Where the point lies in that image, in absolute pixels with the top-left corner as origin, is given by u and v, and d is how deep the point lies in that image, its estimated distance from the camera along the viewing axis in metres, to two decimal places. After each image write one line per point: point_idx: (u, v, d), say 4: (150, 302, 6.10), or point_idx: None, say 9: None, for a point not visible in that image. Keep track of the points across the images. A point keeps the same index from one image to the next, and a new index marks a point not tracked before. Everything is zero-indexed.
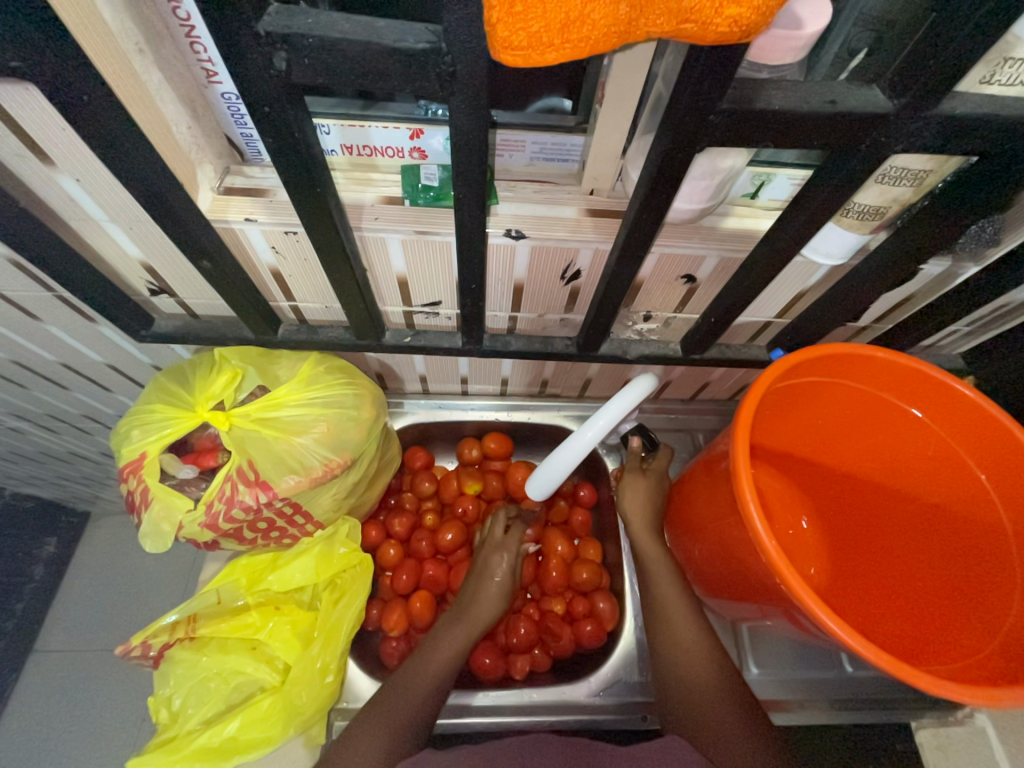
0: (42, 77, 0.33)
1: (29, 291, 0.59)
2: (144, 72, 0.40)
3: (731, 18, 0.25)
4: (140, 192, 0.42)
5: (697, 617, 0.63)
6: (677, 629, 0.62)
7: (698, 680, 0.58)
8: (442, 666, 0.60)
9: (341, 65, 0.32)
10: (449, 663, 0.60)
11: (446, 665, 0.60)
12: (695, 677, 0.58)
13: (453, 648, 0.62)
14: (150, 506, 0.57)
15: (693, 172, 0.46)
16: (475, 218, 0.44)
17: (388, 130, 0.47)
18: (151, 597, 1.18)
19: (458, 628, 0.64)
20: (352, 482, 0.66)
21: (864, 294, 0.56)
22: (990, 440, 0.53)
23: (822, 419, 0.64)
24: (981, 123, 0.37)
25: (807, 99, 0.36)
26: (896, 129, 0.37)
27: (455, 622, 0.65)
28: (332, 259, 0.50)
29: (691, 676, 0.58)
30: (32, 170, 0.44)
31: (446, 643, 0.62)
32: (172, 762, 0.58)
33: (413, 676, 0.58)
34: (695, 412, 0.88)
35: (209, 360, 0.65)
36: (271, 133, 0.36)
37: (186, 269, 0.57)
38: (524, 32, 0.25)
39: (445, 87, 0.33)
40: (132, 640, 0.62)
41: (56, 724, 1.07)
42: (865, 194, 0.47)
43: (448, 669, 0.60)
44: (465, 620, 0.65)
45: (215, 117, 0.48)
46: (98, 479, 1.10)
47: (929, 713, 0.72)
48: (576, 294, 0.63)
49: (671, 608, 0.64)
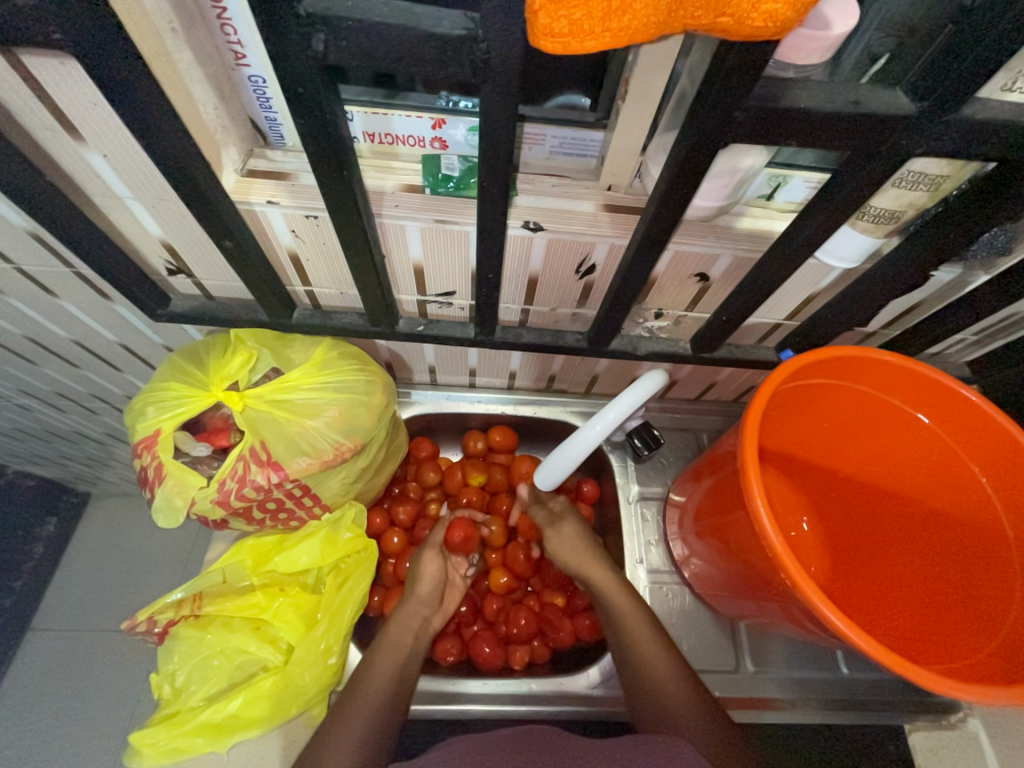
0: (83, 51, 0.34)
1: (49, 266, 0.59)
2: (176, 51, 0.40)
3: (767, 13, 0.25)
4: (170, 170, 0.43)
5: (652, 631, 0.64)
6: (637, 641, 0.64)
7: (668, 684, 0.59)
8: (386, 682, 0.59)
9: (377, 48, 0.32)
10: (392, 681, 0.59)
11: (392, 679, 0.60)
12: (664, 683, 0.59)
13: (395, 663, 0.61)
14: (163, 481, 0.57)
15: (714, 170, 0.47)
16: (497, 206, 0.45)
17: (410, 119, 0.47)
18: (150, 578, 1.18)
19: (390, 646, 0.63)
20: (360, 467, 0.67)
21: (875, 298, 0.56)
22: (995, 447, 0.54)
23: (830, 420, 0.64)
24: (1000, 129, 0.37)
25: (831, 99, 0.36)
26: (917, 132, 0.38)
27: (392, 635, 0.64)
28: (353, 243, 0.50)
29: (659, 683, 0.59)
30: (62, 145, 0.45)
31: (388, 657, 0.61)
32: (175, 735, 0.59)
33: (354, 700, 0.57)
34: (700, 412, 0.88)
35: (223, 342, 0.66)
36: (303, 114, 0.37)
37: (205, 249, 0.58)
38: (566, 19, 0.26)
39: (478, 74, 0.34)
40: (139, 615, 0.64)
41: (54, 699, 1.08)
42: (882, 198, 0.47)
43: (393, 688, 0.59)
44: (391, 639, 0.64)
45: (241, 100, 0.48)
46: (101, 459, 1.11)
47: (923, 716, 0.73)
48: (589, 289, 0.64)
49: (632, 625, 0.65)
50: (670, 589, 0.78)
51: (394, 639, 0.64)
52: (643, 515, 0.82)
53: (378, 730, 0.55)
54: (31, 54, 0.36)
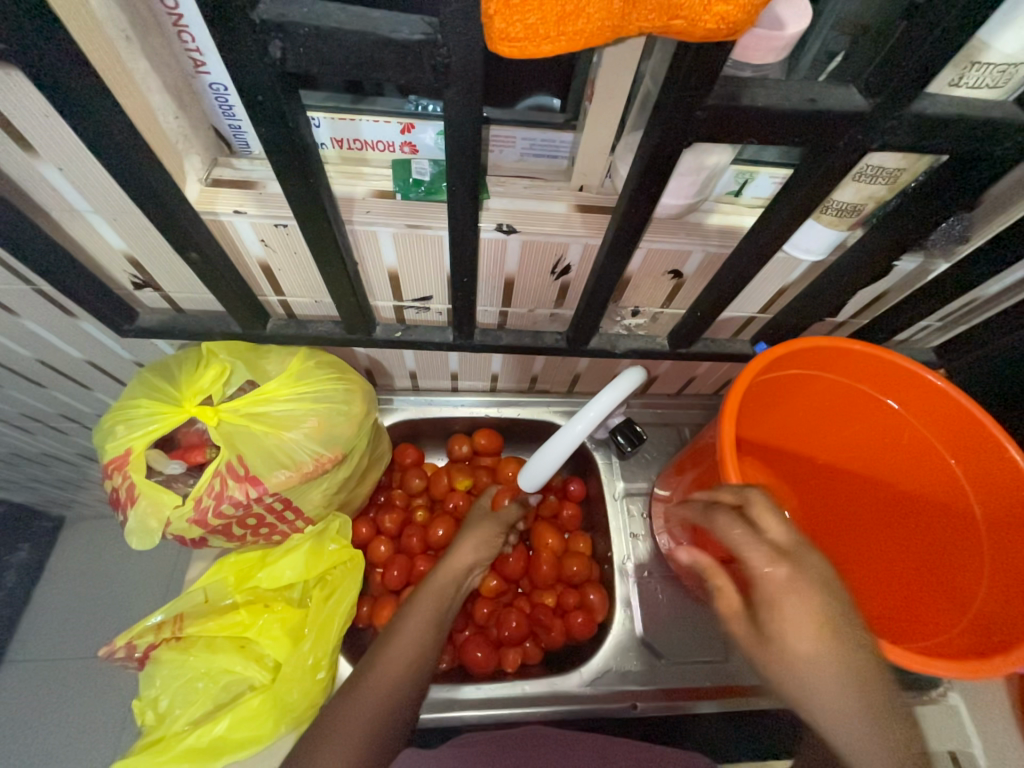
0: (28, 61, 0.33)
1: (6, 284, 0.57)
2: (130, 60, 0.39)
3: (719, 14, 0.26)
4: (127, 181, 0.41)
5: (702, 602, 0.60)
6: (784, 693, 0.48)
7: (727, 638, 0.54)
8: (394, 679, 0.58)
9: (336, 54, 0.32)
10: (403, 677, 0.58)
11: (400, 675, 0.58)
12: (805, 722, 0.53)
13: (407, 658, 0.59)
14: (136, 502, 0.56)
15: (680, 168, 0.47)
16: (467, 210, 0.45)
17: (378, 124, 0.47)
18: (131, 601, 1.15)
19: (402, 637, 0.61)
20: (342, 477, 0.66)
21: (843, 288, 0.58)
22: (963, 430, 0.56)
23: (805, 410, 0.66)
24: (950, 122, 0.39)
25: (788, 97, 0.37)
26: (872, 127, 0.39)
27: (408, 626, 0.62)
28: (323, 251, 0.50)
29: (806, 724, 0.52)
30: (13, 158, 0.43)
31: (400, 651, 0.60)
32: (159, 763, 0.57)
33: (358, 696, 0.56)
34: (682, 406, 0.89)
35: (195, 355, 0.64)
36: (264, 122, 0.36)
37: (172, 262, 0.56)
38: (522, 23, 0.26)
39: (440, 78, 0.33)
40: (116, 642, 0.61)
41: (32, 733, 1.04)
42: (843, 192, 0.49)
43: (402, 684, 0.57)
44: (407, 630, 0.62)
45: (202, 109, 0.47)
46: (74, 481, 1.07)
47: (907, 695, 0.75)
48: (565, 289, 0.64)
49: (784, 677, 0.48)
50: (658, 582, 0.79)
51: (410, 629, 0.62)
52: (629, 511, 0.83)
53: (380, 730, 0.54)
54: None
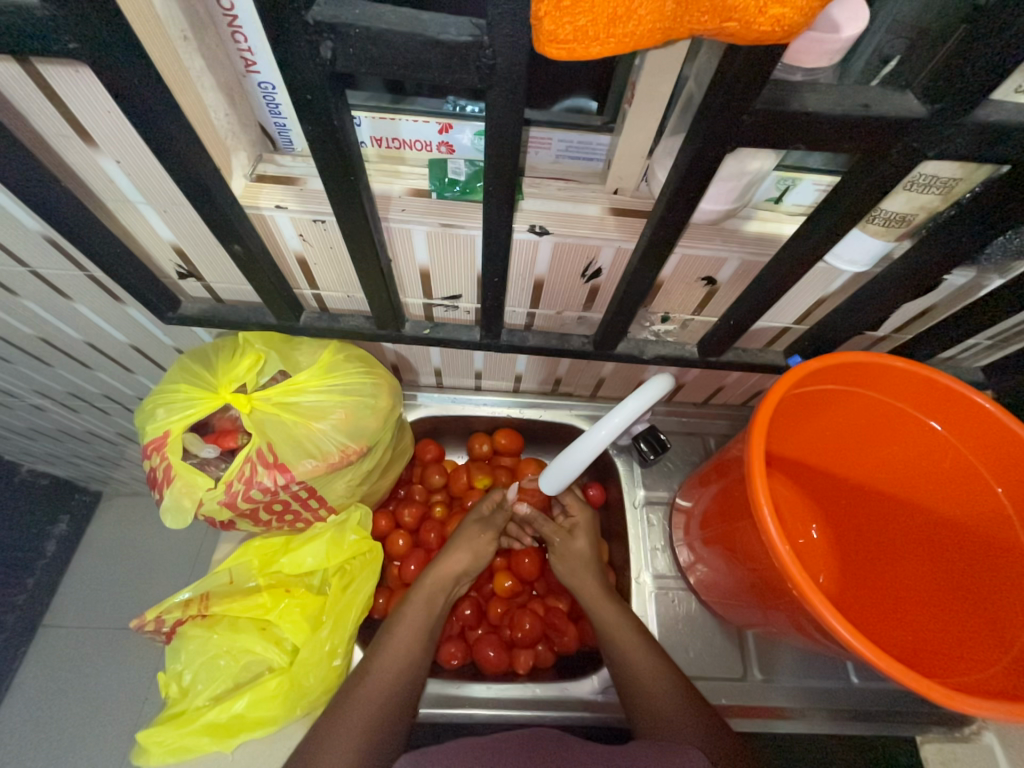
0: (96, 58, 0.34)
1: (62, 269, 0.60)
2: (188, 59, 0.41)
3: (774, 17, 0.25)
4: (179, 173, 0.43)
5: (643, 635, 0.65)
6: (622, 640, 0.65)
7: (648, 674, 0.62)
8: (395, 672, 0.60)
9: (384, 54, 0.32)
10: (401, 671, 0.60)
11: (402, 667, 0.61)
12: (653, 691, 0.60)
13: (406, 651, 0.62)
14: (172, 482, 0.58)
15: (720, 173, 0.46)
16: (502, 211, 0.45)
17: (418, 123, 0.47)
18: (159, 577, 1.20)
19: (401, 633, 0.64)
20: (365, 470, 0.67)
21: (886, 302, 0.56)
22: (1012, 458, 0.53)
23: (839, 427, 0.63)
24: (1017, 131, 0.37)
25: (840, 102, 0.36)
26: (927, 135, 0.37)
27: (407, 619, 0.65)
28: (360, 248, 0.51)
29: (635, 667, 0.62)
30: (76, 151, 0.45)
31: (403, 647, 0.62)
32: (181, 735, 0.59)
33: (362, 689, 0.58)
34: (707, 417, 0.88)
35: (232, 344, 0.67)
36: (312, 121, 0.38)
37: (215, 254, 0.59)
38: (571, 25, 0.26)
39: (484, 79, 0.34)
40: (147, 614, 0.64)
41: (64, 697, 1.10)
42: (893, 201, 0.47)
43: (400, 677, 0.60)
44: (405, 627, 0.64)
45: (251, 107, 0.49)
46: (112, 459, 1.12)
47: (936, 730, 0.71)
48: (595, 292, 0.64)
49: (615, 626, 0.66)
50: (676, 594, 0.77)
51: (410, 622, 0.65)
52: (648, 520, 0.82)
53: (383, 720, 0.56)
54: (47, 62, 0.37)
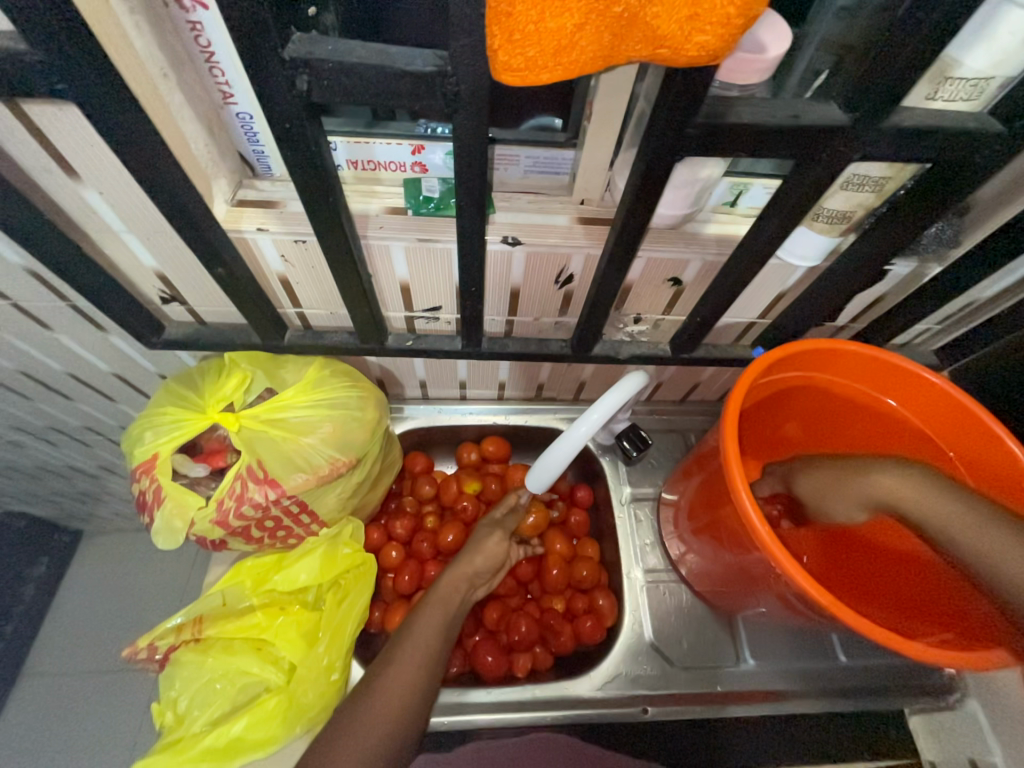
0: (81, 97, 0.36)
1: (43, 300, 0.61)
2: (168, 94, 0.43)
3: (699, 44, 0.28)
4: (161, 199, 0.45)
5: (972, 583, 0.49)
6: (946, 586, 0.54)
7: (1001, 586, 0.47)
8: (401, 691, 0.59)
9: (357, 85, 0.35)
10: (406, 691, 0.59)
11: (408, 689, 0.59)
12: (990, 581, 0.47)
13: (412, 673, 0.60)
14: (162, 504, 0.58)
15: (676, 181, 0.50)
16: (475, 224, 0.48)
17: (391, 145, 0.50)
18: (146, 612, 1.17)
19: (410, 648, 0.62)
20: (355, 482, 0.68)
21: (838, 293, 0.60)
22: (962, 427, 0.57)
23: (806, 410, 0.67)
24: (928, 134, 0.41)
25: (773, 114, 0.40)
26: (853, 140, 0.41)
27: (412, 637, 0.63)
28: (340, 265, 0.53)
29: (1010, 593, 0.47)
30: (60, 184, 0.47)
31: (410, 661, 0.61)
32: (178, 762, 0.58)
33: (371, 706, 0.57)
34: (686, 413, 0.91)
35: (218, 365, 0.68)
36: (291, 148, 0.40)
37: (198, 278, 0.60)
38: (522, 56, 0.29)
39: (450, 104, 0.37)
40: (139, 642, 0.64)
41: (46, 746, 1.05)
42: (832, 200, 0.51)
43: (405, 699, 0.58)
44: (413, 642, 0.63)
45: (229, 136, 0.51)
46: (93, 493, 1.10)
47: (922, 700, 0.74)
48: (569, 297, 0.67)
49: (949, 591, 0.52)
50: (667, 586, 0.79)
51: (420, 636, 0.64)
52: (637, 517, 0.84)
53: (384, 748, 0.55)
54: (31, 102, 0.39)
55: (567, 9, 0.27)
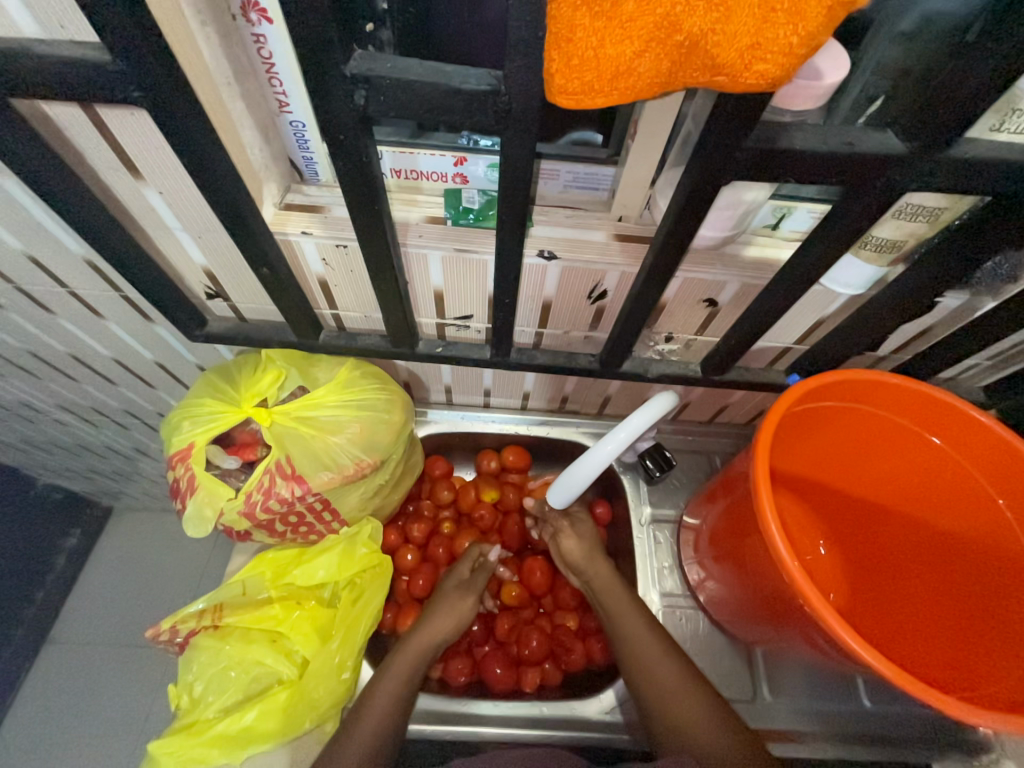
0: (153, 103, 0.38)
1: (98, 289, 0.64)
2: (229, 102, 0.45)
3: (758, 72, 0.28)
4: (217, 202, 0.47)
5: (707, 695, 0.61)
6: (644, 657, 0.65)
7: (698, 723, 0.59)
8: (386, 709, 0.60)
9: (412, 101, 0.36)
10: (392, 707, 0.60)
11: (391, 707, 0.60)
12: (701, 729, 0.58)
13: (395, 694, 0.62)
14: (195, 492, 0.60)
15: (718, 203, 0.49)
16: (513, 238, 0.48)
17: (435, 157, 0.51)
18: (167, 593, 1.21)
19: (394, 671, 0.64)
20: (378, 484, 0.69)
21: (883, 322, 0.57)
22: (1010, 469, 0.54)
23: (840, 443, 0.65)
24: (991, 166, 0.39)
25: (825, 141, 0.39)
26: (909, 169, 0.40)
27: (403, 659, 0.65)
28: (379, 272, 0.54)
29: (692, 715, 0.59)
30: (124, 182, 0.50)
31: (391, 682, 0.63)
32: (190, 746, 0.60)
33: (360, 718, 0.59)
34: (713, 435, 0.89)
35: (254, 360, 0.70)
36: (342, 157, 0.41)
37: (243, 276, 0.62)
38: (579, 80, 0.29)
39: (500, 121, 0.37)
40: (162, 624, 0.65)
41: (66, 715, 1.09)
42: (882, 228, 0.49)
43: (392, 713, 0.60)
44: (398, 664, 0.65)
45: (282, 142, 0.53)
46: (125, 474, 1.14)
47: (954, 758, 0.70)
48: (601, 312, 0.67)
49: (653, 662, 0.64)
50: (683, 612, 0.78)
51: (404, 658, 0.65)
52: (655, 539, 0.82)
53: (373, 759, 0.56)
54: (107, 107, 0.41)
55: (628, 37, 0.27)
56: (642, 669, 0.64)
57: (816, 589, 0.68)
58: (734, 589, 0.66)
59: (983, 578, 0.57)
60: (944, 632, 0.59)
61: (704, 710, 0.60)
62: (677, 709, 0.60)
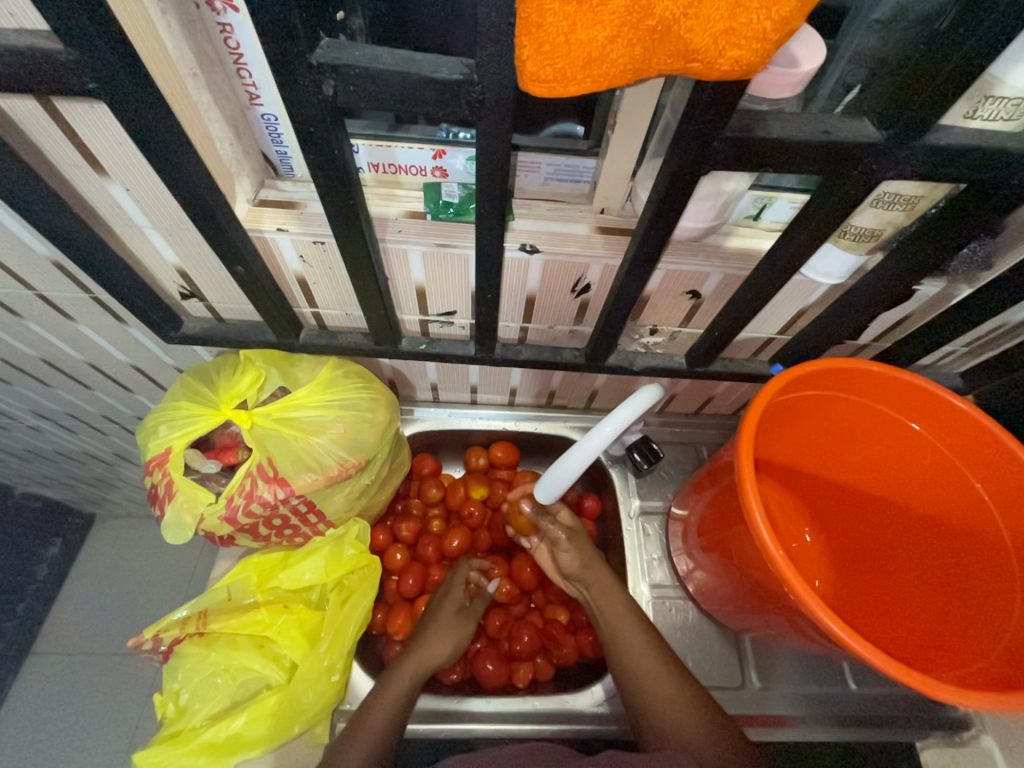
0: (112, 95, 0.37)
1: (66, 291, 0.62)
2: (196, 94, 0.44)
3: (732, 58, 0.27)
4: (185, 199, 0.45)
5: (688, 692, 0.61)
6: (631, 654, 0.65)
7: (680, 722, 0.58)
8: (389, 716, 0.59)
9: (383, 91, 0.35)
10: (395, 711, 0.60)
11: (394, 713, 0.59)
12: (683, 725, 0.58)
13: (398, 699, 0.61)
14: (173, 498, 0.59)
15: (699, 194, 0.49)
16: (494, 232, 0.47)
17: (412, 150, 0.50)
18: (153, 600, 1.19)
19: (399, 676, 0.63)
20: (364, 484, 0.68)
21: (863, 311, 0.58)
22: (987, 454, 0.55)
23: (823, 431, 0.66)
24: (964, 153, 0.40)
25: (803, 129, 0.39)
26: (885, 157, 0.40)
27: (406, 664, 0.64)
28: (358, 268, 0.53)
29: (675, 713, 0.59)
30: (88, 180, 0.48)
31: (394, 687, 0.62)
32: (177, 755, 0.59)
33: (363, 725, 0.58)
34: (699, 426, 0.90)
35: (232, 361, 0.69)
36: (314, 151, 0.40)
37: (218, 275, 0.61)
38: (551, 67, 0.28)
39: (475, 112, 0.36)
40: (145, 632, 0.64)
41: (51, 728, 1.07)
42: (861, 217, 0.50)
43: (395, 717, 0.59)
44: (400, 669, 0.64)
45: (254, 136, 0.51)
46: (106, 480, 1.11)
47: (936, 735, 0.72)
48: (585, 306, 0.66)
49: (638, 661, 0.64)
50: (673, 603, 0.78)
51: (408, 665, 0.64)
52: (645, 530, 0.83)
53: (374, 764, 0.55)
54: (64, 99, 0.40)
55: (599, 21, 0.26)
56: (627, 667, 0.64)
57: (803, 583, 0.68)
58: (722, 580, 0.67)
59: (963, 560, 0.58)
60: (926, 615, 0.60)
61: (686, 712, 0.59)
62: (659, 708, 0.60)
